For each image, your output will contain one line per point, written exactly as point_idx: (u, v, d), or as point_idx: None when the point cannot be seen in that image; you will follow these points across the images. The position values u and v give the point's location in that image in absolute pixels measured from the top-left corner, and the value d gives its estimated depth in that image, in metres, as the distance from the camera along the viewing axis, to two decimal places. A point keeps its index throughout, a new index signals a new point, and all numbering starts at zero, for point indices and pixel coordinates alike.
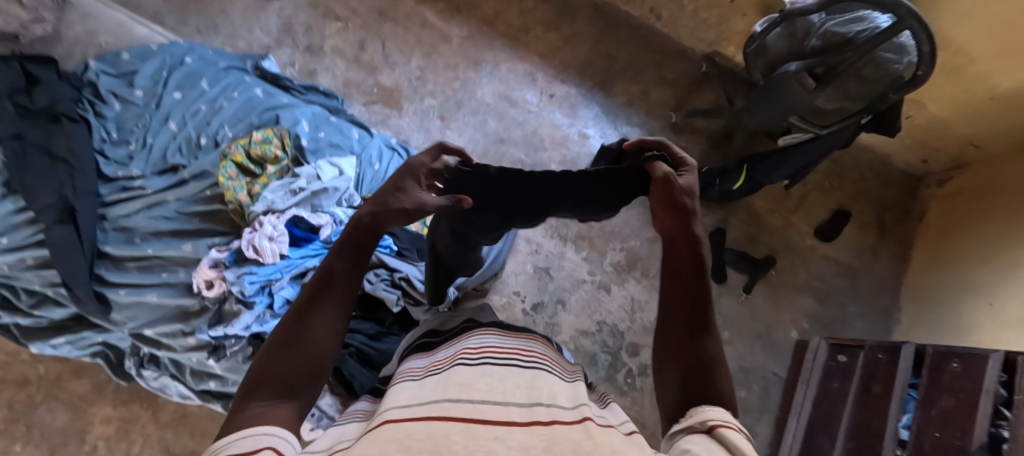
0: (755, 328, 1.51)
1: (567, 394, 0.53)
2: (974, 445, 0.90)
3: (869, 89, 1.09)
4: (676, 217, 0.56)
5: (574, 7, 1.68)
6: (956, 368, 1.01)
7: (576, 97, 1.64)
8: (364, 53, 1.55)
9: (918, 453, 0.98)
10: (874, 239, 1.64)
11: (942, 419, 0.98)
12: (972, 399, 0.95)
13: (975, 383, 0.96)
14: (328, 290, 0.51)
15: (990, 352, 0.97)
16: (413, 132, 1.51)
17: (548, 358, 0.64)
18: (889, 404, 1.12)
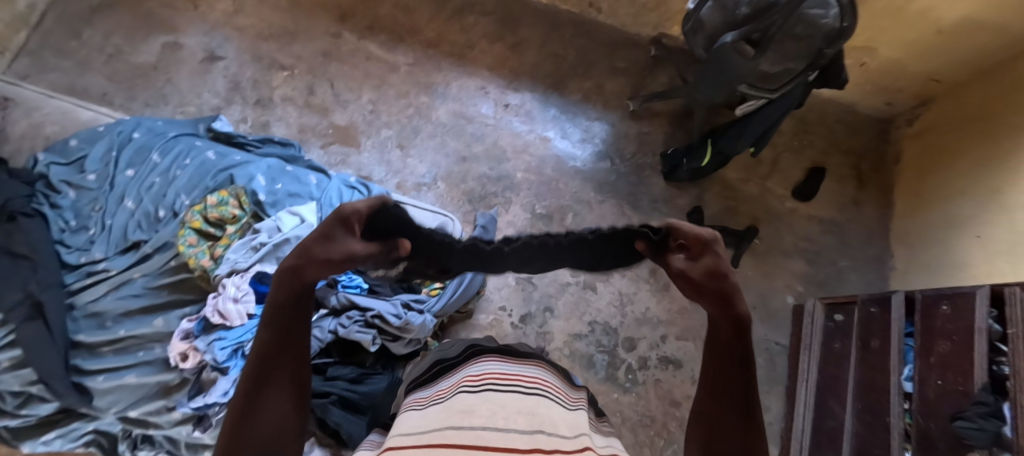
0: (749, 300, 1.48)
1: (567, 423, 0.50)
2: (977, 388, 0.87)
3: (807, 47, 1.09)
4: (718, 307, 0.48)
5: (515, 16, 1.69)
6: (947, 310, 0.98)
7: (531, 102, 1.63)
8: (314, 96, 1.55)
9: (927, 404, 0.96)
10: (854, 189, 1.61)
11: (942, 365, 0.96)
12: (967, 341, 0.92)
13: (966, 324, 0.93)
14: (277, 350, 0.49)
15: (976, 289, 0.93)
16: (374, 166, 1.50)
17: (553, 385, 0.60)
18: (888, 358, 1.09)
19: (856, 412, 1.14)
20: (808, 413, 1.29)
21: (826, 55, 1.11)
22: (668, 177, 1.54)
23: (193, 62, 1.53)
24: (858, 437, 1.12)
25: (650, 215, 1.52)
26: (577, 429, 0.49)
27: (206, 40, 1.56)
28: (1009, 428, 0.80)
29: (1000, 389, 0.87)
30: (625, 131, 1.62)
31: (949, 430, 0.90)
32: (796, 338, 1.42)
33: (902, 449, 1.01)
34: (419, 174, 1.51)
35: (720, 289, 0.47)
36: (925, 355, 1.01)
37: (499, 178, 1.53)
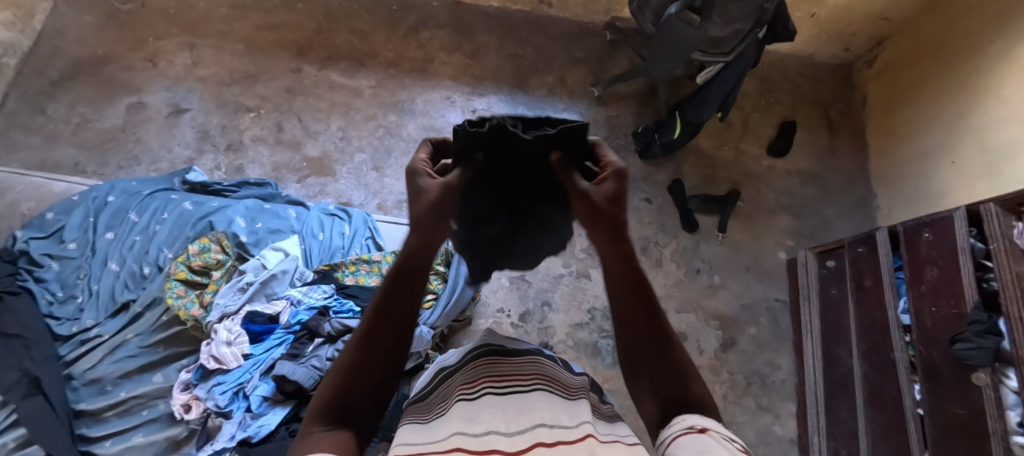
0: (742, 261, 1.48)
1: (567, 411, 0.49)
2: (969, 309, 0.88)
3: (745, 6, 1.11)
4: (602, 237, 0.53)
5: (470, 24, 1.71)
6: (929, 237, 0.99)
7: (498, 104, 1.64)
8: (284, 133, 1.55)
9: (927, 334, 0.97)
10: (827, 138, 1.62)
11: (935, 292, 0.96)
12: (952, 263, 0.93)
13: (949, 247, 0.94)
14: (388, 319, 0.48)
15: (952, 211, 0.94)
16: (353, 191, 1.51)
17: (552, 372, 0.57)
18: (883, 294, 1.10)
19: (863, 355, 1.14)
20: (820, 365, 1.29)
21: (768, 10, 1.14)
22: (643, 154, 1.55)
23: (160, 119, 1.54)
24: (868, 379, 1.12)
25: (632, 194, 1.51)
26: (582, 415, 0.48)
27: (169, 94, 1.57)
28: (1009, 341, 0.80)
29: (992, 305, 0.87)
30: (594, 118, 1.63)
31: (951, 355, 0.90)
32: (794, 292, 1.42)
33: (910, 383, 1.01)
34: (398, 192, 1.52)
35: (615, 218, 0.52)
36: (917, 285, 1.02)
37: None
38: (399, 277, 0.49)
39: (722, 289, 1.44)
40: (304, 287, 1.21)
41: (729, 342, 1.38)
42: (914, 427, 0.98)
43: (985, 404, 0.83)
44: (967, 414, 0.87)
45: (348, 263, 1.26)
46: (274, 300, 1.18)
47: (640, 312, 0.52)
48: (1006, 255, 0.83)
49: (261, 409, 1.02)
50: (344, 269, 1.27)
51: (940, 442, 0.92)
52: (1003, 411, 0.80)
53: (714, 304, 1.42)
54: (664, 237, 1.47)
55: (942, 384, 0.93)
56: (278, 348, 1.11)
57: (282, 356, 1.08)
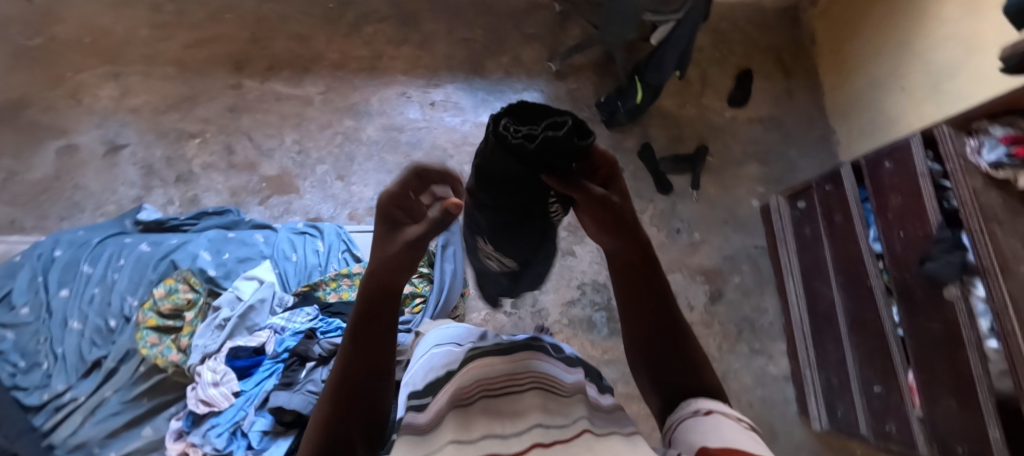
0: (719, 215, 1.50)
1: (559, 412, 0.46)
2: (933, 228, 0.91)
3: None
4: (614, 237, 0.55)
5: (414, 14, 1.65)
6: (890, 167, 1.03)
7: (456, 93, 1.60)
8: (235, 154, 1.47)
9: (897, 259, 1.01)
10: (782, 81, 1.65)
11: (901, 218, 1.00)
12: (914, 189, 0.96)
13: (909, 173, 0.98)
14: (365, 360, 0.46)
15: (909, 139, 0.98)
16: (321, 204, 1.45)
17: (545, 352, 0.55)
18: (854, 226, 1.13)
19: (841, 287, 1.18)
20: (803, 303, 1.32)
21: None
22: (609, 123, 1.54)
23: (96, 160, 1.43)
24: (849, 309, 1.15)
25: None
26: (577, 414, 0.45)
27: (102, 131, 1.46)
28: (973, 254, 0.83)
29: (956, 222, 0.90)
30: (555, 93, 1.61)
31: (922, 275, 0.94)
32: (770, 236, 1.45)
33: (888, 307, 1.05)
34: (368, 199, 1.47)
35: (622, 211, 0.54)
36: (884, 213, 1.05)
37: None
38: (364, 317, 0.47)
39: (703, 244, 1.47)
40: (286, 313, 1.16)
41: (717, 295, 1.41)
42: (897, 348, 1.02)
43: (959, 313, 0.86)
44: (943, 327, 0.89)
45: (328, 280, 1.22)
46: (256, 332, 1.12)
47: (647, 301, 0.55)
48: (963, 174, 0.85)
49: (262, 444, 0.98)
50: (325, 287, 1.22)
51: (920, 359, 0.95)
52: (974, 320, 0.83)
53: (696, 260, 1.44)
54: (640, 203, 1.47)
55: (917, 304, 0.96)
56: (269, 379, 1.07)
57: (275, 386, 1.04)
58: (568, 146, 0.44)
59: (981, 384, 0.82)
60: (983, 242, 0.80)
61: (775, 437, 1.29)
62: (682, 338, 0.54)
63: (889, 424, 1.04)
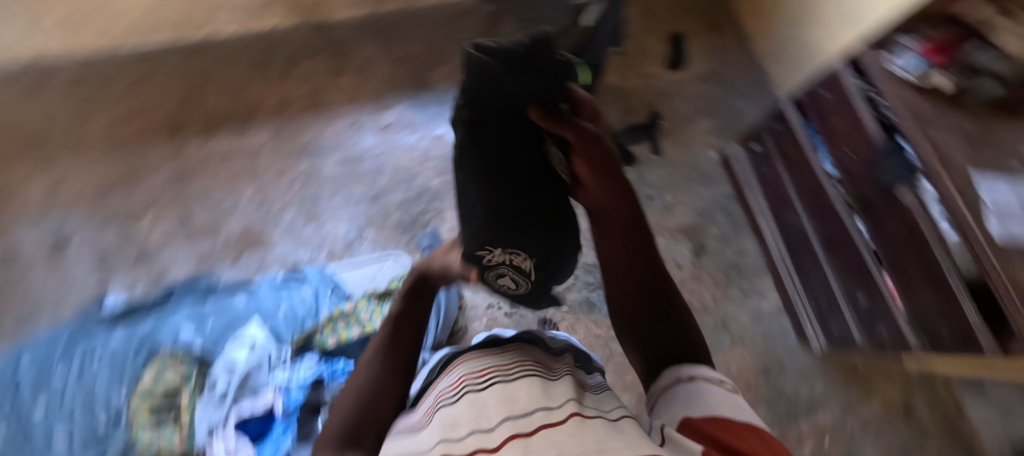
0: (684, 174, 1.56)
1: (550, 391, 0.52)
2: (874, 136, 0.95)
3: None
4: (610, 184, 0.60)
5: (347, 43, 1.64)
6: (824, 94, 1.09)
7: (407, 111, 1.59)
8: (193, 220, 1.39)
9: (854, 176, 1.03)
10: (711, 38, 1.74)
11: (845, 136, 1.04)
12: (849, 108, 1.01)
13: (841, 96, 1.03)
14: (390, 361, 0.66)
15: (834, 66, 1.05)
16: (296, 250, 1.38)
17: (539, 362, 0.61)
18: (807, 157, 1.18)
19: (809, 213, 1.22)
20: (778, 237, 1.37)
21: None
22: None
23: (44, 259, 1.33)
24: (822, 232, 1.18)
25: None
26: (562, 394, 0.52)
27: (43, 228, 1.36)
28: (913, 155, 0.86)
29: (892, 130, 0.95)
30: None
31: (875, 184, 0.97)
32: (735, 182, 1.51)
33: (852, 220, 1.08)
34: (343, 234, 1.41)
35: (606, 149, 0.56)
36: (830, 136, 1.10)
37: (418, 197, 1.47)
38: (397, 332, 0.72)
39: (676, 205, 1.52)
40: (287, 367, 1.14)
41: (700, 248, 1.47)
42: (869, 256, 1.04)
43: (913, 213, 0.89)
44: (906, 231, 0.91)
45: (323, 325, 1.20)
46: (260, 393, 1.09)
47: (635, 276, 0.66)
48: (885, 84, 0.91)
49: None
50: (322, 331, 1.20)
51: (892, 261, 0.97)
52: (930, 213, 0.86)
53: (673, 221, 1.50)
54: None
55: (876, 210, 0.99)
56: (286, 437, 1.01)
57: (295, 442, 0.99)
58: (547, 60, 0.41)
59: (949, 271, 0.83)
60: (916, 136, 0.84)
61: (782, 367, 1.36)
62: (666, 310, 0.65)
63: (878, 327, 1.05)
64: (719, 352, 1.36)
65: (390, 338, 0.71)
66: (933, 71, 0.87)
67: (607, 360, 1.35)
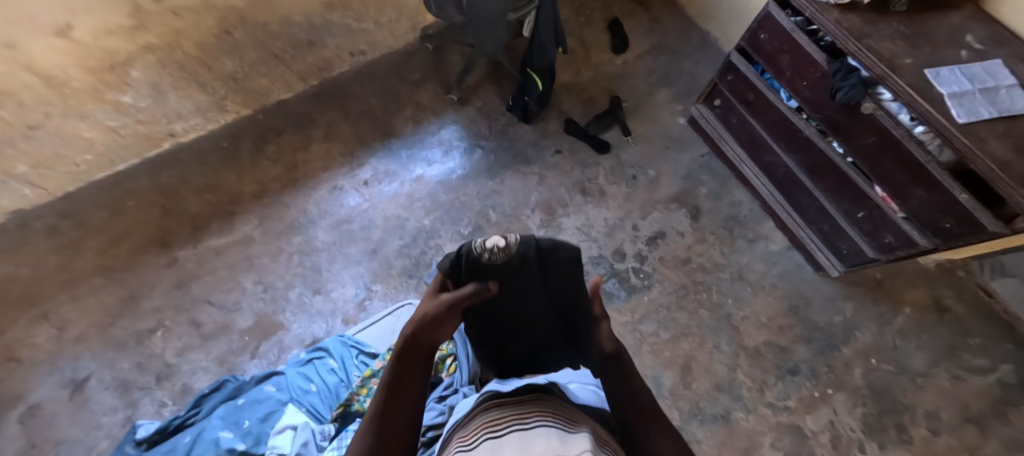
0: (659, 145, 1.60)
1: (566, 442, 0.45)
2: (823, 64, 0.97)
3: None
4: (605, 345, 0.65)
5: (308, 115, 1.69)
6: (765, 36, 1.09)
7: (381, 162, 1.61)
8: (204, 324, 1.39)
9: (818, 104, 1.04)
10: (644, 14, 1.82)
11: (797, 71, 1.05)
12: (793, 44, 1.02)
13: (783, 34, 1.04)
14: (397, 388, 0.56)
15: (767, 7, 1.05)
16: (311, 325, 1.38)
17: (558, 413, 0.53)
18: (767, 97, 1.18)
19: (787, 149, 1.23)
20: (766, 179, 1.39)
21: None
22: (527, 119, 1.64)
23: (63, 406, 1.29)
24: (803, 163, 1.20)
25: (542, 155, 1.60)
26: (581, 443, 0.44)
27: (56, 376, 1.33)
28: (865, 69, 0.92)
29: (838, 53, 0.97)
30: (467, 117, 1.68)
31: (838, 105, 0.99)
32: (708, 140, 1.55)
33: (829, 144, 1.09)
34: (352, 296, 1.42)
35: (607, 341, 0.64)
36: (782, 74, 1.09)
37: (415, 239, 1.49)
38: (406, 351, 0.57)
39: (661, 176, 1.55)
40: (334, 443, 0.96)
41: (696, 211, 1.49)
42: (856, 173, 1.06)
43: (883, 124, 0.93)
44: (878, 139, 0.95)
45: (358, 389, 1.09)
46: None
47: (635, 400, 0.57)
48: (820, 13, 0.94)
49: None
50: (358, 397, 1.08)
51: (877, 172, 1.00)
52: (896, 118, 0.91)
53: (663, 193, 1.52)
54: (589, 170, 1.56)
55: (848, 129, 1.01)
56: None
57: None
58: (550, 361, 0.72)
59: (930, 165, 0.87)
60: (865, 55, 0.89)
61: (809, 302, 1.36)
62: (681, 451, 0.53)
63: (887, 237, 1.06)
64: (746, 304, 1.37)
65: (397, 362, 0.57)
66: None
67: (641, 344, 1.32)
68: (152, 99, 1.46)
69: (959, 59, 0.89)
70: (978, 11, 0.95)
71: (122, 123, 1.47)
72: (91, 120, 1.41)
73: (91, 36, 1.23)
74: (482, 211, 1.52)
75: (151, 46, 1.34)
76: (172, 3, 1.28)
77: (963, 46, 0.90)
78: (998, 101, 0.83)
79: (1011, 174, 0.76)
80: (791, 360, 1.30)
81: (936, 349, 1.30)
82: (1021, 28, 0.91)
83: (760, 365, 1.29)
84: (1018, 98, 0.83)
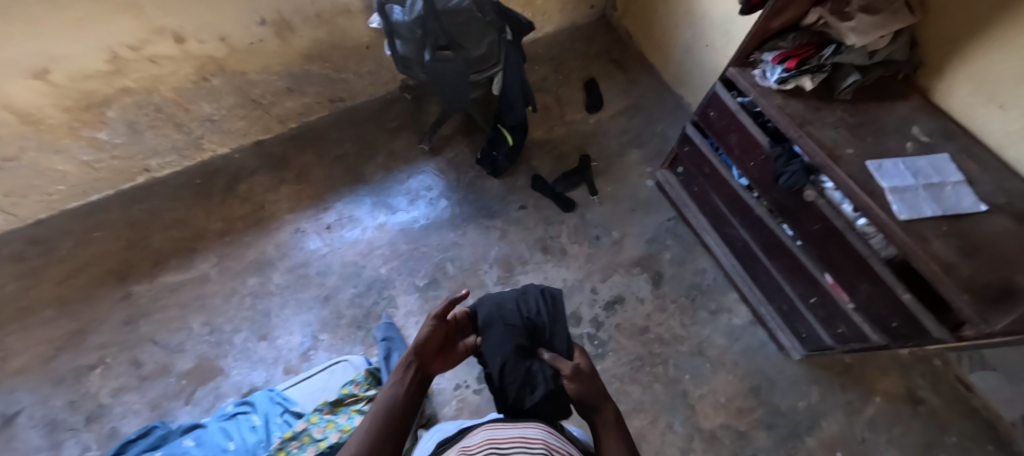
0: (626, 206, 1.57)
1: None
2: (768, 147, 0.94)
3: (474, 25, 1.26)
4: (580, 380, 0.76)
5: (283, 156, 1.71)
6: (714, 114, 1.07)
7: (346, 206, 1.62)
8: (145, 364, 1.36)
9: (764, 185, 1.00)
10: (622, 75, 1.85)
11: (744, 151, 1.01)
12: (739, 125, 1.00)
13: (729, 114, 1.02)
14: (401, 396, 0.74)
15: (714, 87, 1.03)
16: (251, 372, 1.34)
17: (558, 447, 0.56)
18: (720, 173, 1.15)
19: (743, 225, 1.17)
20: (727, 250, 1.35)
21: (490, 17, 1.27)
22: (495, 173, 1.64)
23: None
24: (758, 240, 1.14)
25: (507, 210, 1.58)
26: None
27: None
28: (807, 156, 0.88)
29: (781, 137, 0.95)
30: (438, 168, 1.69)
31: (782, 189, 0.94)
32: (675, 205, 1.52)
33: (779, 225, 1.04)
34: (297, 345, 1.38)
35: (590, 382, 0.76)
36: (731, 152, 1.06)
37: (369, 288, 1.46)
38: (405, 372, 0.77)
39: (625, 238, 1.51)
40: None
41: (658, 277, 1.44)
42: (805, 258, 0.99)
43: (824, 212, 0.88)
44: (821, 227, 0.90)
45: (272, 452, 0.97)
46: None
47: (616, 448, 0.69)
48: (762, 98, 0.92)
49: None
50: None
51: (824, 259, 0.93)
52: (838, 208, 0.86)
53: (625, 256, 1.48)
54: (553, 228, 1.54)
55: (793, 213, 0.96)
56: None
57: None
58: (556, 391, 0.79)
59: (872, 259, 0.81)
60: (806, 142, 0.86)
61: (772, 384, 1.28)
62: None
63: (841, 327, 0.98)
64: (705, 381, 1.29)
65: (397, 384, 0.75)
66: (800, 76, 0.89)
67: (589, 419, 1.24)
68: (128, 137, 1.48)
69: (905, 151, 0.85)
70: (927, 102, 0.92)
71: (97, 158, 1.48)
72: (66, 154, 1.42)
73: (68, 78, 1.27)
74: (440, 264, 1.49)
75: (128, 89, 1.37)
76: (150, 51, 1.32)
77: (910, 138, 0.87)
78: (943, 198, 0.79)
79: (954, 277, 0.71)
80: (749, 447, 1.20)
81: (909, 447, 1.20)
82: (969, 122, 0.88)
83: (715, 452, 1.20)
84: (964, 196, 0.79)
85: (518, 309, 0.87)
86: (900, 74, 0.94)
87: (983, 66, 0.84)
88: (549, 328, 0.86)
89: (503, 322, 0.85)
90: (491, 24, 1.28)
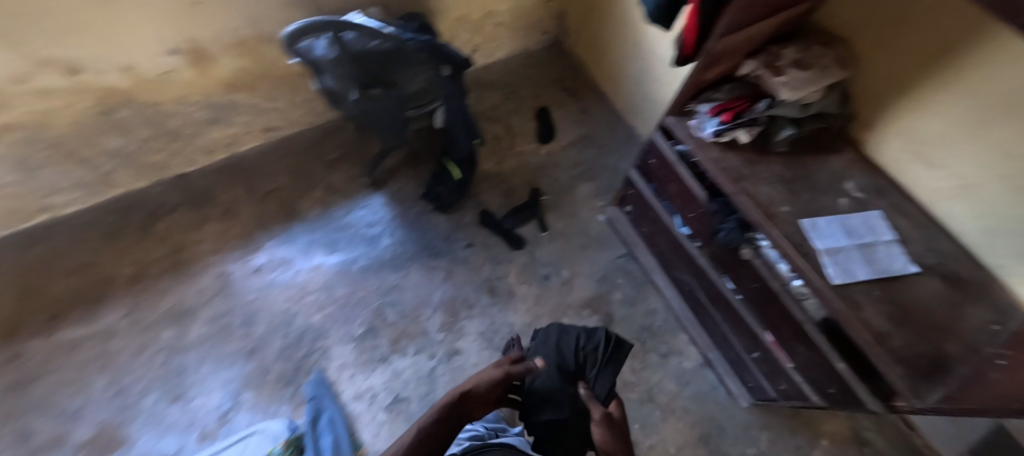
0: (576, 243, 1.52)
1: None
2: (705, 202, 0.92)
3: (400, 66, 1.17)
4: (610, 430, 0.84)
5: (210, 190, 1.58)
6: (654, 163, 1.04)
7: (279, 246, 1.50)
8: (36, 435, 1.20)
9: (704, 236, 0.98)
10: (574, 104, 1.82)
11: (684, 202, 0.99)
12: (677, 176, 0.98)
13: (668, 165, 0.99)
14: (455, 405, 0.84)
15: (653, 136, 1.01)
16: (161, 439, 1.21)
17: None
18: (663, 220, 1.12)
19: (688, 271, 1.14)
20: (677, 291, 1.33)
21: (420, 57, 1.17)
22: (442, 208, 1.56)
23: None
24: (703, 289, 1.11)
25: (453, 248, 1.51)
26: None
27: None
28: (743, 213, 0.86)
29: (718, 191, 0.93)
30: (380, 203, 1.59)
31: (720, 245, 0.92)
32: (626, 242, 1.48)
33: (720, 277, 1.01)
34: (215, 406, 1.25)
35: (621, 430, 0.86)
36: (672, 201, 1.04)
37: (300, 339, 1.35)
38: (455, 401, 0.84)
39: (575, 277, 1.46)
40: None
41: (608, 320, 1.39)
42: (745, 312, 0.96)
43: (761, 272, 0.86)
44: (759, 286, 0.87)
45: None
46: None
47: None
48: (698, 150, 0.90)
49: None
50: None
51: (764, 317, 0.90)
52: (775, 268, 0.83)
53: (575, 296, 1.43)
54: (500, 268, 1.47)
55: (733, 268, 0.93)
56: None
57: None
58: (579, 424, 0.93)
59: (807, 324, 0.78)
60: (742, 198, 0.83)
61: (721, 430, 1.25)
62: None
63: (783, 384, 0.95)
64: (654, 430, 1.24)
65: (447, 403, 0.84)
66: (732, 129, 0.88)
67: None
68: (19, 176, 1.32)
69: (839, 208, 0.83)
70: (860, 155, 0.91)
71: None
72: None
73: None
74: (380, 309, 1.39)
75: (13, 125, 1.22)
76: (37, 84, 1.18)
77: (844, 194, 0.85)
78: (876, 260, 0.77)
79: (886, 348, 0.69)
80: None
81: None
82: (901, 177, 0.88)
83: None
84: (898, 258, 0.77)
85: (576, 340, 1.01)
86: (834, 125, 0.93)
87: (911, 123, 0.83)
88: (598, 368, 0.96)
89: (560, 344, 1.00)
90: (422, 63, 1.19)
